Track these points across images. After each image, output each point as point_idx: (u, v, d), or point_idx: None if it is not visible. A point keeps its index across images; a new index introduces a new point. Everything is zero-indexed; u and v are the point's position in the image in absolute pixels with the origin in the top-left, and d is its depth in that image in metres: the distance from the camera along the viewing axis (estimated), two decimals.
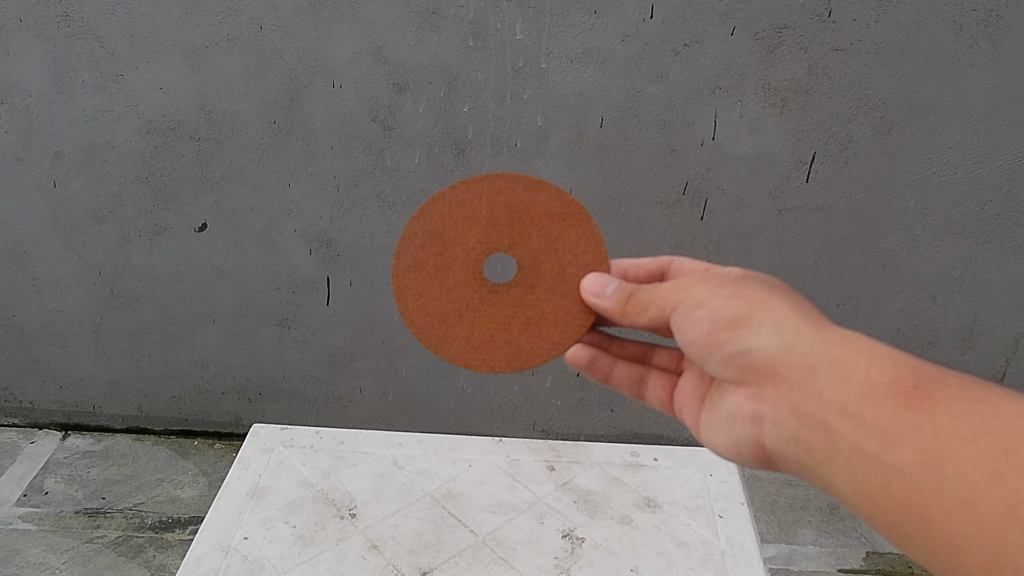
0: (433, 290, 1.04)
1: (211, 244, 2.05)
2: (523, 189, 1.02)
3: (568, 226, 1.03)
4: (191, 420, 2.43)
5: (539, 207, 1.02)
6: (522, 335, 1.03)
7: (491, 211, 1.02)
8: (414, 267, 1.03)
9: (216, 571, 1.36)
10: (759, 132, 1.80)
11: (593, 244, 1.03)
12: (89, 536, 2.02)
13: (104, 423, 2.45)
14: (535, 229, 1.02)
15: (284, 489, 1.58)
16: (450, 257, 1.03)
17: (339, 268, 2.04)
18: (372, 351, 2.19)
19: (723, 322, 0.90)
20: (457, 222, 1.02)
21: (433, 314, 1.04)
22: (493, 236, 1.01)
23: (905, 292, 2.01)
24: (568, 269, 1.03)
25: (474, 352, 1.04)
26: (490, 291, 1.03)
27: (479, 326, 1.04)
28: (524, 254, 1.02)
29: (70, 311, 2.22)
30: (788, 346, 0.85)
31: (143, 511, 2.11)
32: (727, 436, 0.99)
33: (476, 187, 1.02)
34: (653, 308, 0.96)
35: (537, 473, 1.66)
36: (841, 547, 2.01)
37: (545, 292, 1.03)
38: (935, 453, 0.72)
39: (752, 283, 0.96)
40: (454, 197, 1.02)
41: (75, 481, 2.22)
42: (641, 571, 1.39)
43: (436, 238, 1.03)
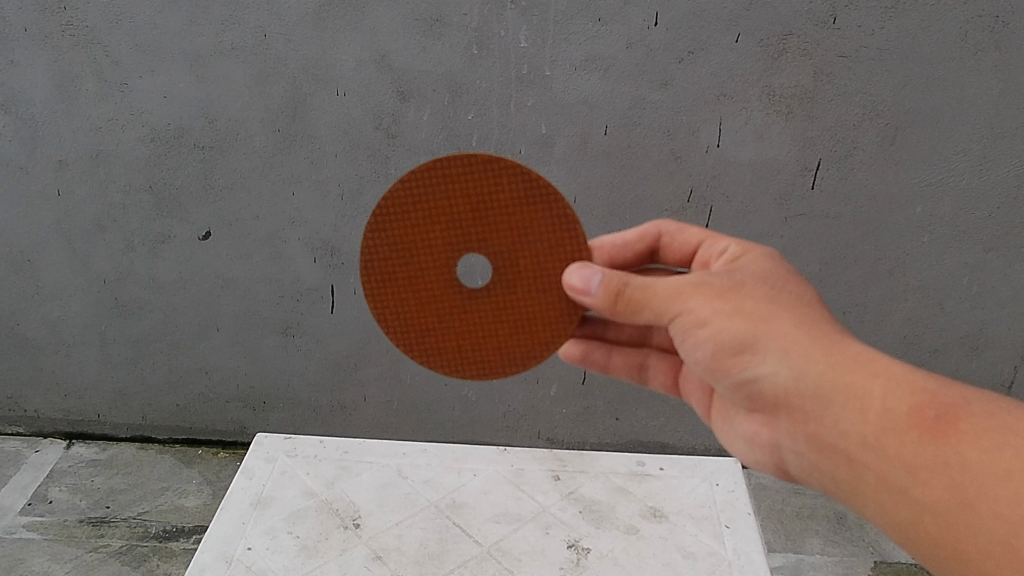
0: (410, 301, 1.04)
1: (215, 252, 2.05)
2: (485, 181, 0.97)
3: (537, 215, 0.99)
4: (195, 428, 2.42)
5: (501, 199, 0.98)
6: (510, 336, 1.05)
7: (453, 212, 0.99)
8: (385, 280, 1.03)
9: None
10: (765, 139, 1.79)
11: (569, 227, 1.00)
12: (94, 545, 2.02)
13: (108, 432, 2.44)
14: (506, 224, 0.99)
15: (288, 498, 1.57)
16: (419, 266, 1.02)
17: (343, 276, 2.04)
18: (377, 359, 2.18)
19: (726, 346, 0.90)
20: (420, 228, 1.00)
21: (416, 325, 1.05)
22: (460, 239, 1.00)
23: (912, 299, 2.00)
24: (549, 260, 1.01)
25: (466, 359, 1.06)
26: (469, 296, 1.03)
27: (468, 331, 1.05)
28: (499, 250, 1.00)
29: (74, 320, 2.22)
30: (799, 376, 0.86)
31: (147, 520, 2.11)
32: (743, 451, 1.03)
33: (430, 188, 0.98)
34: (645, 310, 0.93)
35: (542, 483, 1.65)
36: (848, 557, 1.99)
37: (527, 290, 1.02)
38: (967, 491, 0.74)
39: (749, 287, 0.92)
40: (410, 200, 0.99)
41: (80, 490, 2.22)
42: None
43: (401, 248, 1.01)
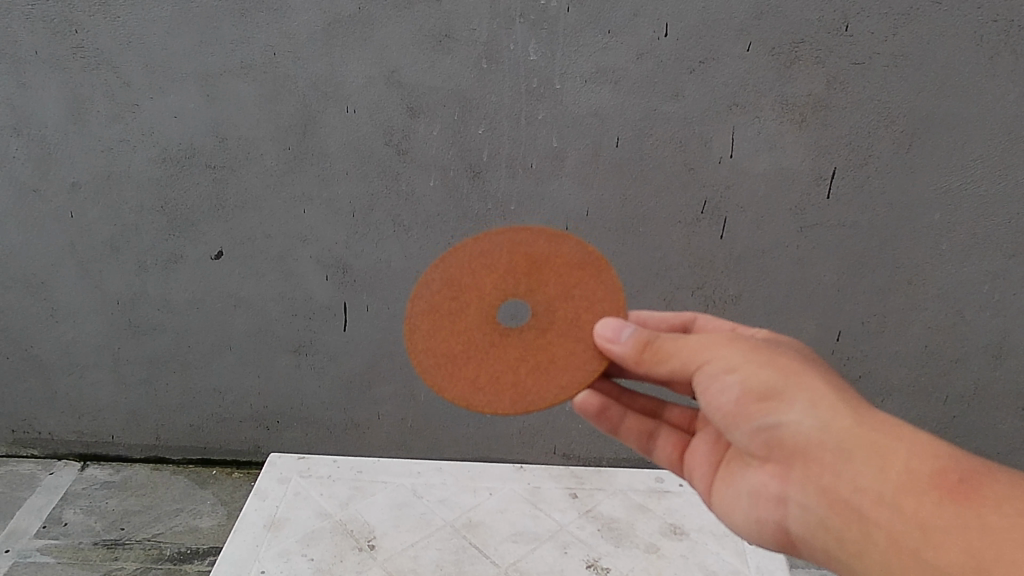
0: (444, 331, 1.02)
1: (226, 271, 2.04)
2: (546, 240, 1.03)
3: (587, 275, 1.02)
4: (209, 448, 2.41)
5: (559, 256, 1.02)
6: (530, 378, 0.98)
7: (511, 260, 1.03)
8: (427, 309, 1.03)
9: None
10: (778, 148, 1.77)
11: (612, 292, 1.02)
12: (108, 568, 2.00)
13: (123, 453, 2.44)
14: (553, 276, 1.01)
15: (302, 520, 1.56)
16: (464, 301, 1.03)
17: (355, 294, 2.03)
18: (390, 376, 2.17)
19: (752, 392, 0.92)
20: (474, 269, 1.03)
21: (440, 355, 1.01)
22: (511, 282, 1.02)
23: (932, 308, 1.97)
24: (583, 317, 1.01)
25: (480, 390, 0.99)
26: (502, 334, 1.01)
27: (486, 367, 1.00)
28: (542, 298, 1.01)
29: (88, 341, 2.22)
30: (823, 427, 0.88)
31: (162, 542, 2.10)
32: (747, 513, 1.00)
33: (494, 238, 1.04)
34: (673, 359, 0.96)
35: (560, 501, 1.63)
36: None
37: (558, 336, 1.00)
38: (982, 555, 0.71)
39: (781, 349, 0.96)
40: (476, 246, 1.04)
41: (94, 512, 2.21)
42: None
43: (453, 284, 1.03)
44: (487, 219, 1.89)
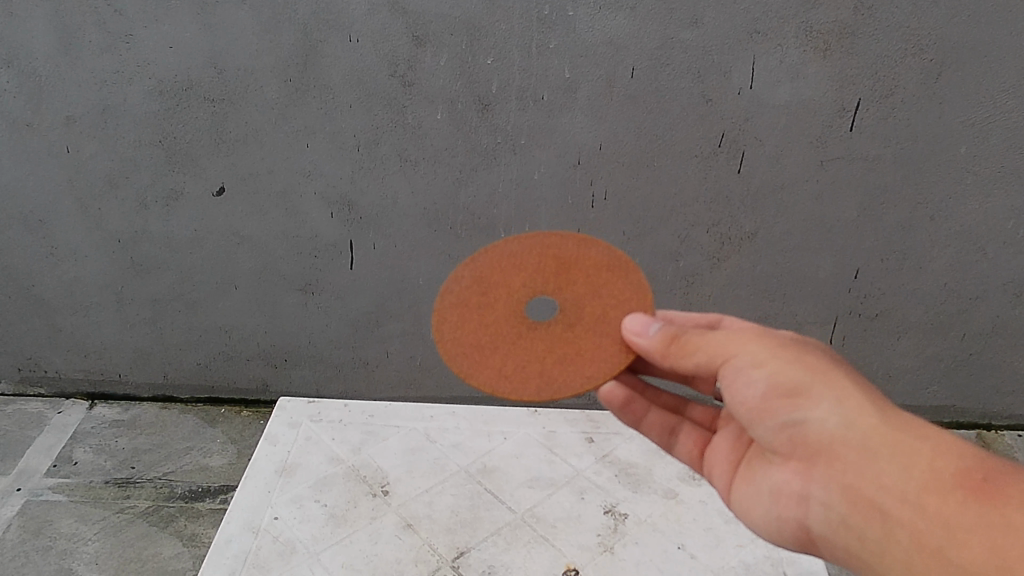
0: (471, 323, 1.04)
1: (229, 208, 1.99)
2: (574, 244, 1.07)
3: (615, 275, 1.05)
4: (218, 387, 2.40)
5: (587, 259, 1.06)
6: (556, 368, 0.99)
7: (540, 260, 1.06)
8: (456, 303, 1.06)
9: (247, 553, 1.32)
10: (801, 79, 1.70)
11: (639, 290, 1.04)
12: (120, 506, 2.01)
13: (130, 391, 2.43)
14: (582, 277, 1.04)
15: (314, 465, 1.54)
16: (492, 296, 1.05)
17: (362, 231, 1.99)
18: (398, 315, 2.14)
19: (778, 388, 0.92)
20: (503, 267, 1.07)
21: (468, 345, 1.03)
22: (539, 280, 1.05)
23: (953, 245, 1.92)
24: (610, 313, 1.02)
25: (506, 378, 1.00)
26: (529, 327, 1.03)
27: (512, 358, 1.01)
28: (570, 296, 1.04)
29: (90, 280, 2.18)
30: (849, 425, 0.88)
31: (173, 481, 2.10)
32: (766, 512, 0.99)
33: (526, 242, 1.08)
34: (698, 353, 0.96)
35: (575, 446, 1.61)
36: None
37: (584, 330, 1.02)
38: (1008, 556, 0.71)
39: (806, 348, 0.97)
40: (505, 247, 1.08)
41: (104, 451, 2.21)
42: (689, 549, 1.35)
43: (482, 281, 1.07)
44: (497, 153, 1.83)
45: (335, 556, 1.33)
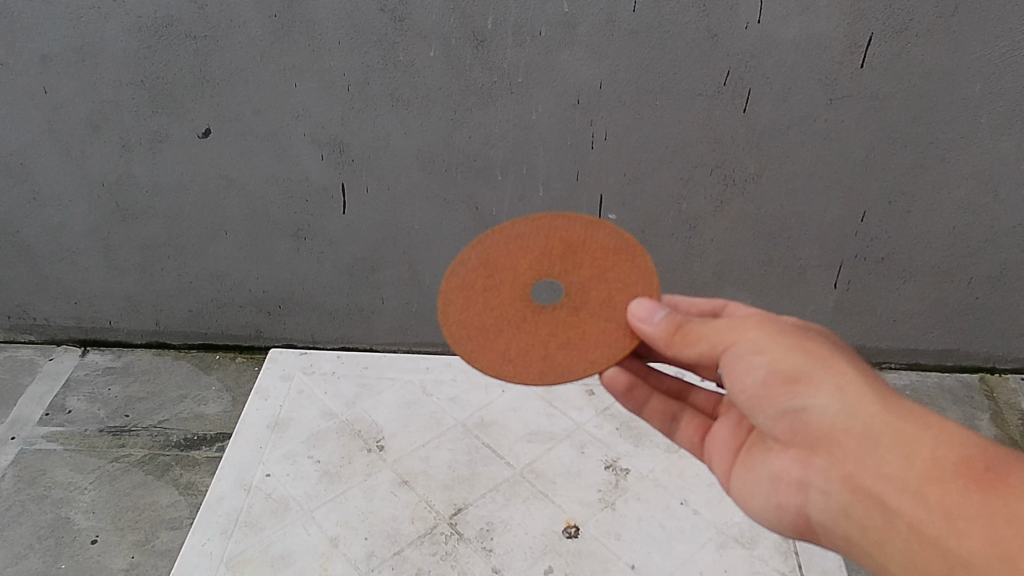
0: (477, 305, 1.07)
1: (216, 151, 1.92)
2: (581, 227, 1.09)
3: (620, 259, 1.07)
4: (211, 334, 2.36)
5: (593, 242, 1.08)
6: (559, 351, 1.02)
7: (547, 243, 1.09)
8: (463, 286, 1.09)
9: (240, 511, 1.36)
10: (811, 13, 1.61)
11: (645, 275, 1.06)
12: (115, 455, 2.00)
13: (123, 338, 2.40)
14: (587, 260, 1.07)
15: (307, 420, 1.57)
16: (499, 279, 1.08)
17: (354, 175, 1.92)
18: (393, 261, 2.09)
19: (779, 375, 0.92)
20: (510, 250, 1.10)
21: (473, 327, 1.05)
22: (545, 264, 1.07)
23: (964, 186, 1.86)
24: (615, 296, 1.04)
25: (510, 360, 1.02)
26: (534, 310, 1.05)
27: (516, 341, 1.04)
28: (576, 279, 1.06)
29: (76, 226, 2.12)
30: (849, 413, 0.87)
31: (168, 429, 2.08)
32: (766, 499, 0.99)
33: (533, 224, 1.11)
34: (700, 342, 0.97)
35: (576, 399, 1.62)
36: None
37: (589, 314, 1.04)
38: (1009, 546, 0.70)
39: (809, 335, 0.96)
40: (514, 231, 1.11)
41: (98, 399, 2.18)
42: (692, 505, 1.38)
43: (489, 264, 1.10)
44: (493, 92, 1.76)
45: (328, 513, 1.36)
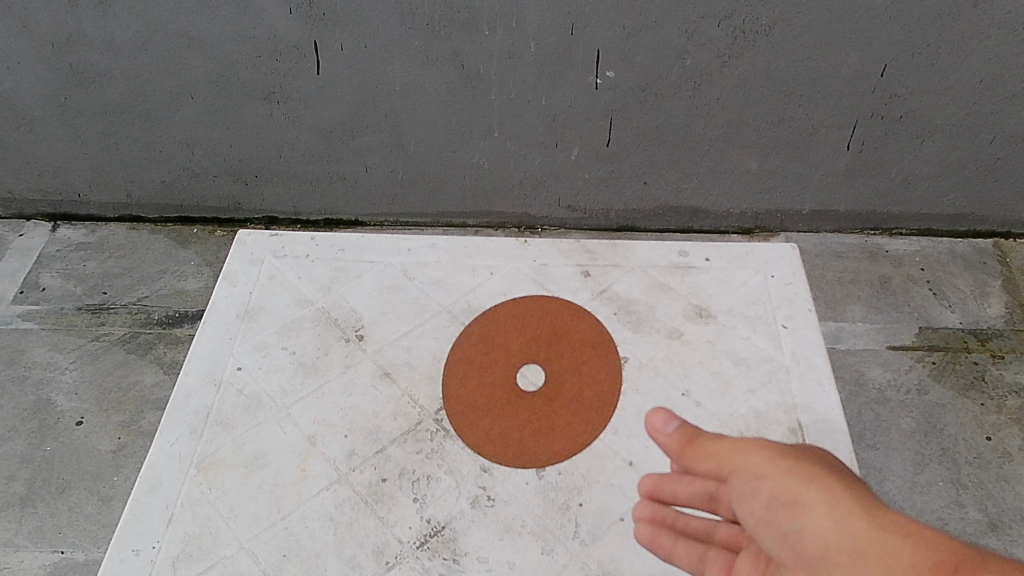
0: (476, 391, 1.27)
1: (170, 4, 1.73)
2: (569, 334, 1.28)
3: (595, 355, 1.27)
4: (187, 207, 2.25)
5: (575, 357, 1.25)
6: (536, 435, 1.22)
7: (532, 353, 1.25)
8: (466, 387, 1.28)
9: (207, 410, 1.31)
10: None
11: (611, 370, 1.26)
12: (96, 334, 1.94)
13: (94, 211, 2.28)
14: (568, 356, 1.25)
15: (278, 308, 1.47)
16: (495, 377, 1.26)
17: (327, 30, 1.75)
18: (374, 126, 1.94)
19: (776, 502, 0.73)
20: (507, 366, 1.26)
21: (473, 417, 1.26)
22: (534, 377, 1.23)
23: (995, 33, 1.69)
24: (579, 389, 1.24)
25: (496, 447, 1.23)
26: (519, 394, 1.23)
27: (505, 423, 1.23)
28: (554, 393, 1.23)
29: (28, 92, 1.96)
30: (834, 529, 0.67)
31: (148, 306, 2.01)
32: None
33: (525, 338, 1.28)
34: (712, 463, 0.81)
35: (571, 281, 1.52)
36: (891, 324, 1.95)
37: (562, 404, 1.23)
38: None
39: (817, 452, 0.77)
40: (509, 344, 1.28)
41: (73, 276, 2.09)
42: (694, 397, 1.33)
43: (488, 363, 1.28)
44: None
45: (304, 410, 1.31)
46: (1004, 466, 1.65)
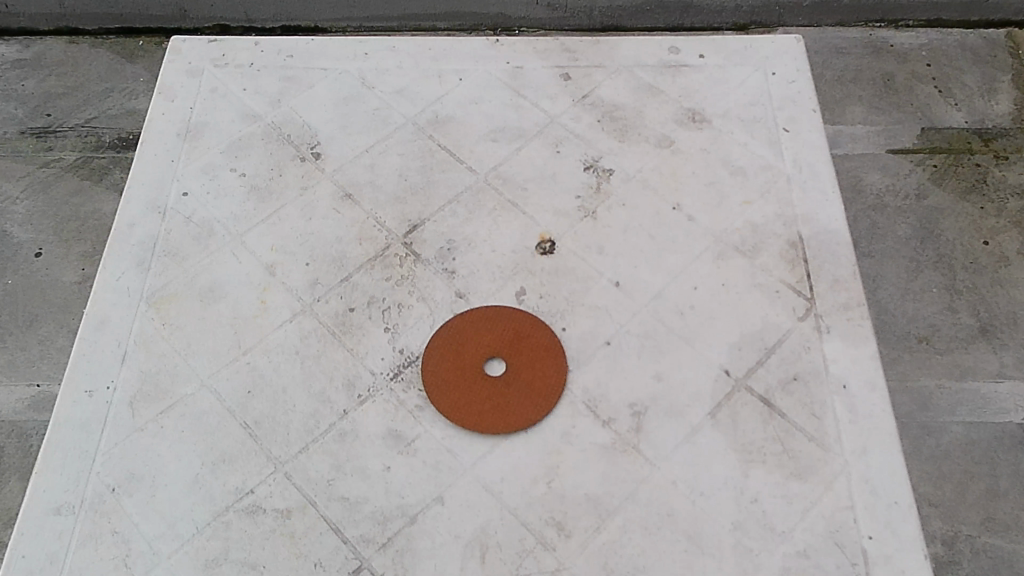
0: (456, 398, 1.47)
1: None
2: (500, 317, 1.54)
3: (526, 330, 1.52)
4: (127, 14, 2.16)
5: (513, 329, 1.52)
6: (503, 385, 1.47)
7: (480, 343, 1.51)
8: (449, 389, 1.48)
9: None
10: None
11: (541, 336, 1.52)
12: (45, 160, 1.95)
13: (27, 25, 2.18)
14: (509, 344, 1.51)
15: None
16: (463, 376, 1.49)
17: None
18: None
19: None
20: (459, 361, 1.50)
21: (455, 403, 1.46)
22: (483, 352, 1.50)
23: None
24: (529, 356, 1.50)
25: (484, 416, 1.45)
26: (482, 379, 1.48)
27: (477, 399, 1.46)
28: (501, 352, 1.50)
29: None
30: None
31: (98, 129, 2.00)
32: None
33: (466, 329, 1.54)
34: None
35: None
36: (891, 127, 1.88)
37: (512, 354, 1.50)
38: None
39: None
40: (454, 344, 1.52)
41: (12, 96, 2.05)
42: None
43: (450, 365, 1.50)
44: None
45: None
46: (1000, 271, 1.67)
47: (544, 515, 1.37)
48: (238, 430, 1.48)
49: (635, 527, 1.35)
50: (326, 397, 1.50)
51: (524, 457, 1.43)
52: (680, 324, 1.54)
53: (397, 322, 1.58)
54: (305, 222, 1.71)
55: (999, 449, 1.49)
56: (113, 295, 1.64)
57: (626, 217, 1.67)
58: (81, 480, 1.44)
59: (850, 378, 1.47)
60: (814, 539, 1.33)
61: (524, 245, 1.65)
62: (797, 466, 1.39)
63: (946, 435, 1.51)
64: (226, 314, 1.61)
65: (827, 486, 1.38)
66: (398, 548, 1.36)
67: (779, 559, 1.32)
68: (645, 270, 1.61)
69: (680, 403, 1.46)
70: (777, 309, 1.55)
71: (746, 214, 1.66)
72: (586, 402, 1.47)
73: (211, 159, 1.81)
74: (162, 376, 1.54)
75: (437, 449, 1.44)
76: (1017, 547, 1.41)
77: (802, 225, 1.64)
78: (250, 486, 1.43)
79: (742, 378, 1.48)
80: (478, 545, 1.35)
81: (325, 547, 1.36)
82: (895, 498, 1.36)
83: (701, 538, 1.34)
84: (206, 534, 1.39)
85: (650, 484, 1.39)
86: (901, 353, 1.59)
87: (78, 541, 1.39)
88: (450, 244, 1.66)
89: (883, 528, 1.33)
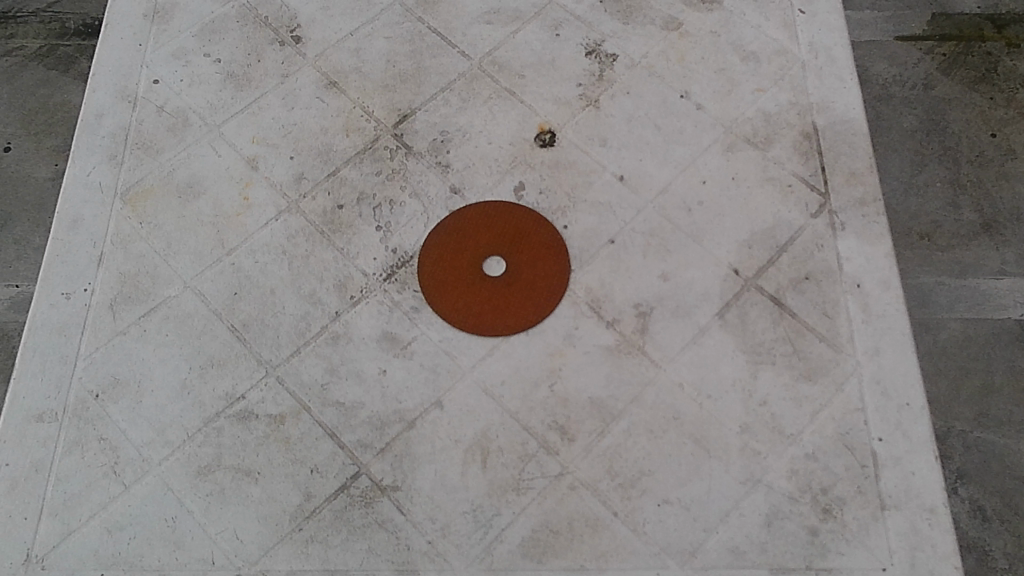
0: (457, 300, 1.44)
1: None
2: (496, 214, 1.50)
3: (526, 225, 1.49)
4: None
5: (511, 227, 1.49)
6: (507, 284, 1.45)
7: (477, 242, 1.48)
8: (449, 291, 1.45)
9: None
10: None
11: (542, 231, 1.49)
12: (7, 49, 1.84)
13: None
14: (508, 241, 1.48)
15: None
16: (462, 276, 1.46)
17: None
18: None
19: None
20: (456, 263, 1.47)
21: (457, 307, 1.44)
22: (482, 252, 1.47)
23: None
24: (531, 251, 1.47)
25: (488, 318, 1.43)
26: (483, 280, 1.45)
27: (481, 301, 1.44)
28: (501, 250, 1.47)
29: None
30: None
31: (61, 14, 1.87)
32: None
33: (461, 227, 1.50)
34: None
35: None
36: (902, 12, 1.79)
37: (513, 252, 1.47)
38: None
39: None
40: (449, 245, 1.48)
41: None
42: None
43: (448, 266, 1.47)
44: None
45: None
46: (1006, 164, 1.63)
47: (547, 419, 1.37)
48: (225, 333, 1.45)
49: (640, 430, 1.36)
50: (317, 299, 1.47)
51: (526, 359, 1.41)
52: (687, 221, 1.50)
53: (389, 220, 1.53)
54: (287, 112, 1.63)
55: (997, 345, 1.50)
56: (85, 192, 1.58)
57: (630, 107, 1.60)
58: (62, 386, 1.42)
59: (864, 277, 1.44)
60: (823, 441, 1.34)
61: (521, 138, 1.59)
62: (807, 368, 1.38)
63: (944, 331, 1.51)
64: (208, 211, 1.55)
65: (839, 387, 1.37)
66: (398, 453, 1.36)
67: (785, 461, 1.33)
68: (651, 164, 1.55)
69: (688, 303, 1.44)
70: (790, 205, 1.50)
71: (758, 102, 1.60)
72: (589, 303, 1.45)
73: (182, 45, 1.71)
74: (142, 277, 1.50)
75: (434, 351, 1.42)
76: (1009, 441, 1.43)
77: (817, 115, 1.58)
78: (240, 391, 1.41)
79: (752, 278, 1.45)
80: (480, 450, 1.35)
81: (324, 453, 1.36)
82: (907, 400, 1.36)
83: (707, 441, 1.35)
84: (197, 440, 1.38)
85: (655, 387, 1.38)
86: (904, 248, 1.57)
87: (65, 447, 1.38)
88: (444, 136, 1.59)
89: (893, 430, 1.34)
